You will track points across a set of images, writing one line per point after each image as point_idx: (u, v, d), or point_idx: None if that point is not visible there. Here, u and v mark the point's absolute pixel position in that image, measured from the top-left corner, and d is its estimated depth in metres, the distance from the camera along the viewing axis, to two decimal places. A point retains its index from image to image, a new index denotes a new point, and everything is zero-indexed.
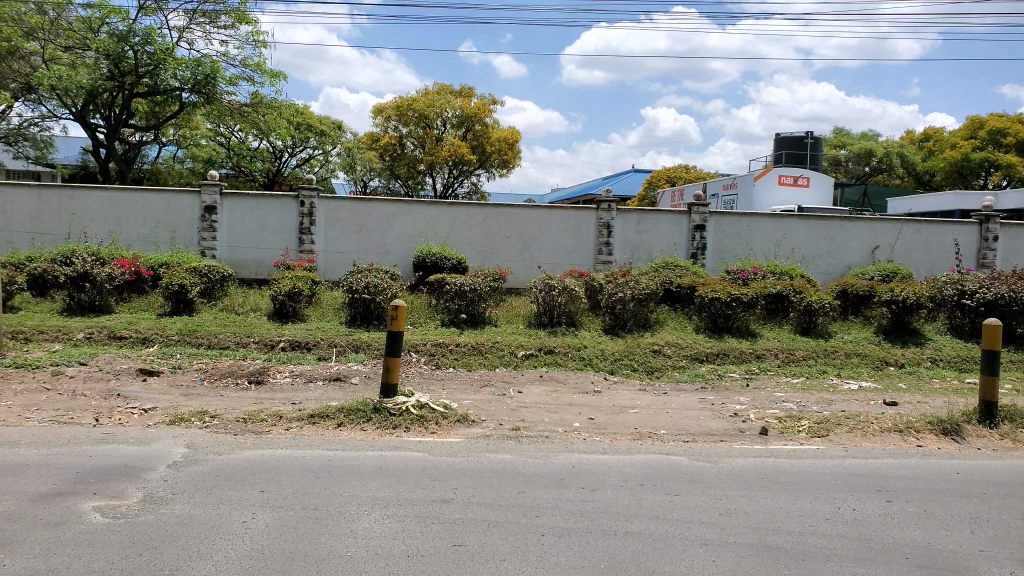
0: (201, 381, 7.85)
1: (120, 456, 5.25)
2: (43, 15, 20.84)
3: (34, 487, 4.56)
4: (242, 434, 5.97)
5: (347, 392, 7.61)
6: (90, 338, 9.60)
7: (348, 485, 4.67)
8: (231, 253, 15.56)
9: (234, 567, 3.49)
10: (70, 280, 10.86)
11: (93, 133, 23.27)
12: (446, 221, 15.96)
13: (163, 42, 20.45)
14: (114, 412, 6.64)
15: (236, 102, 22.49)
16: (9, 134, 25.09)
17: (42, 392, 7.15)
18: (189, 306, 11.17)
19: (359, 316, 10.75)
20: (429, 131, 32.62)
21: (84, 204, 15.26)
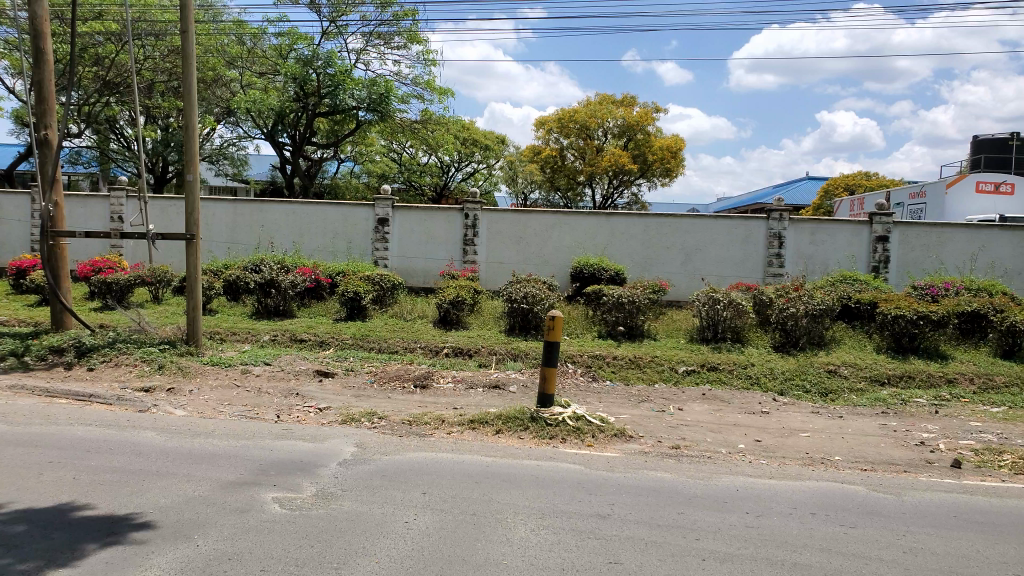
0: (371, 383, 8.26)
1: (297, 452, 5.63)
2: (241, 45, 23.19)
3: (224, 475, 4.98)
4: (407, 436, 6.21)
5: (506, 399, 7.72)
6: (274, 340, 10.39)
7: (506, 493, 4.71)
8: (401, 262, 16.33)
9: (397, 565, 3.61)
10: (259, 286, 11.80)
11: (281, 151, 25.40)
12: (606, 231, 15.86)
13: (342, 64, 21.88)
14: (293, 410, 7.13)
15: (407, 120, 23.61)
16: (212, 153, 27.93)
17: (233, 388, 7.83)
18: (362, 312, 11.81)
19: (517, 325, 10.89)
20: (590, 142, 32.72)
21: (272, 216, 16.62)
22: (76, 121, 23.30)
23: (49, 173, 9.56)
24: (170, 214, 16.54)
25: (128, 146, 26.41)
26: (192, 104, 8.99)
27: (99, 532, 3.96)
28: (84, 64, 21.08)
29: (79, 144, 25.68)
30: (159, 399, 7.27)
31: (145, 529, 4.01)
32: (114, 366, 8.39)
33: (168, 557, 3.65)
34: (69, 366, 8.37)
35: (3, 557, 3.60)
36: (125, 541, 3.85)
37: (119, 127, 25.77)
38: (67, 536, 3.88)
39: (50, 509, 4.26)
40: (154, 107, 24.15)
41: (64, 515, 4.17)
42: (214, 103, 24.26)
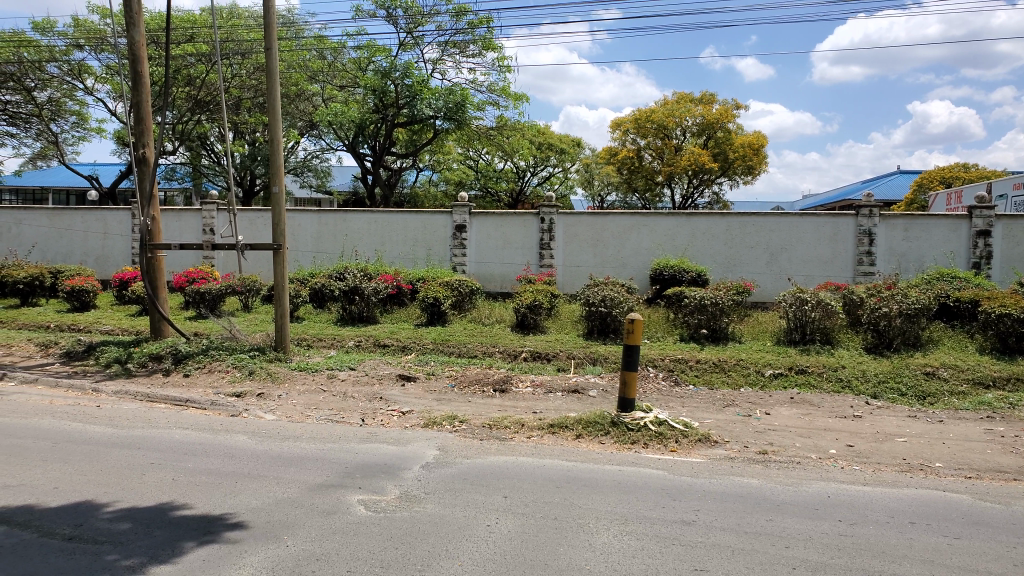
0: (452, 387, 8.35)
1: (381, 455, 5.73)
2: (322, 60, 23.92)
3: (311, 477, 5.12)
4: (488, 439, 6.25)
5: (586, 404, 7.67)
6: (358, 345, 10.64)
7: (587, 497, 4.67)
8: (479, 267, 16.48)
9: (480, 569, 3.62)
10: (343, 294, 12.12)
11: (362, 162, 26.06)
12: (686, 232, 15.59)
13: (419, 74, 22.26)
14: (377, 413, 7.28)
15: (483, 127, 23.81)
16: (296, 166, 28.89)
17: (320, 392, 8.05)
18: (442, 317, 11.96)
19: (596, 329, 10.81)
20: (668, 141, 32.27)
21: (354, 225, 17.04)
22: (170, 139, 24.56)
23: (147, 189, 10.04)
24: (258, 225, 17.18)
25: (218, 161, 27.63)
26: (277, 118, 9.31)
27: (196, 531, 4.12)
28: (178, 84, 22.27)
29: (174, 160, 27.03)
30: (250, 404, 7.54)
31: (239, 529, 4.16)
32: (208, 372, 8.76)
33: (259, 556, 3.77)
34: (167, 372, 8.78)
35: (110, 552, 3.80)
36: (220, 540, 4.00)
37: (209, 143, 26.98)
38: (167, 534, 4.07)
39: (152, 508, 4.47)
40: (242, 122, 25.21)
41: (165, 514, 4.37)
42: (298, 117, 25.18)
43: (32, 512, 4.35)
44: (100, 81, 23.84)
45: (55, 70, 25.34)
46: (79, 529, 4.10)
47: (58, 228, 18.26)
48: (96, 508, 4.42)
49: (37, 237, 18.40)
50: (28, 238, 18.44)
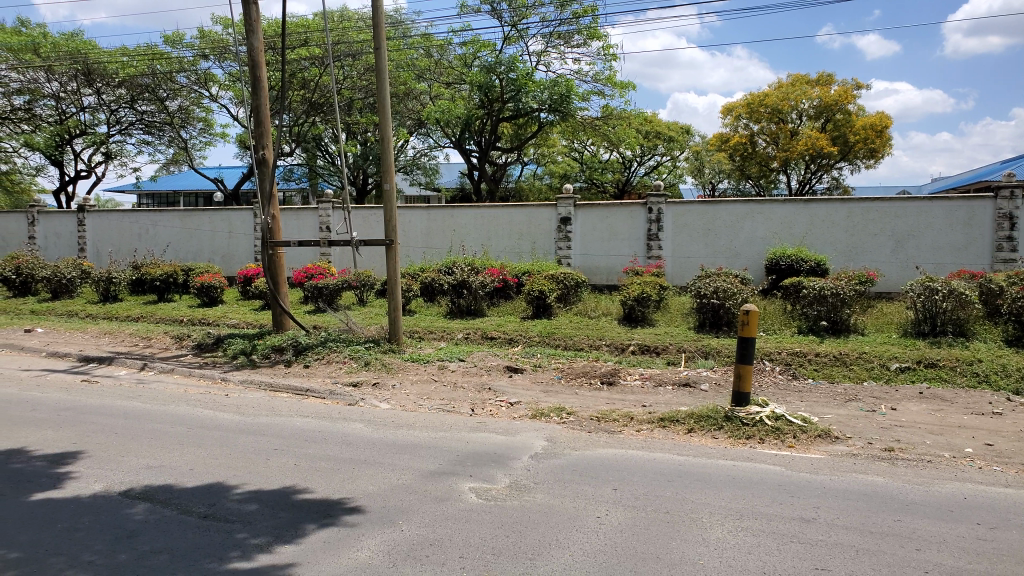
0: (559, 380, 8.36)
1: (492, 445, 5.80)
2: (429, 58, 24.45)
3: (424, 465, 5.24)
4: (597, 432, 6.21)
5: (697, 398, 7.48)
6: (467, 338, 10.82)
7: (700, 492, 4.56)
8: (585, 260, 16.40)
9: (590, 560, 3.60)
10: (451, 288, 12.33)
11: (468, 158, 26.48)
12: (803, 219, 14.96)
13: (524, 68, 22.29)
14: (486, 404, 7.38)
15: (588, 118, 23.64)
16: (406, 164, 29.70)
17: (431, 383, 8.25)
18: (548, 310, 11.97)
19: (708, 322, 10.53)
20: (783, 126, 31.00)
21: (462, 221, 17.32)
22: (288, 141, 25.84)
23: (267, 190, 10.55)
24: (370, 222, 17.76)
25: (333, 161, 28.72)
26: (387, 117, 9.56)
27: (317, 514, 4.31)
28: (293, 88, 23.57)
29: (292, 161, 28.40)
30: (365, 393, 7.82)
31: (357, 513, 4.31)
32: (326, 363, 9.13)
33: (376, 540, 3.90)
34: (289, 363, 9.23)
35: (240, 531, 4.03)
36: (340, 523, 4.17)
37: (324, 144, 28.14)
38: (291, 516, 4.27)
39: (277, 490, 4.71)
40: (353, 123, 26.18)
41: (288, 497, 4.59)
42: (406, 116, 25.96)
43: (171, 490, 4.68)
44: (224, 88, 25.24)
45: (184, 80, 26.98)
46: (212, 509, 4.37)
47: (189, 228, 19.51)
48: (227, 489, 4.70)
49: (171, 238, 19.73)
50: (163, 239, 19.80)
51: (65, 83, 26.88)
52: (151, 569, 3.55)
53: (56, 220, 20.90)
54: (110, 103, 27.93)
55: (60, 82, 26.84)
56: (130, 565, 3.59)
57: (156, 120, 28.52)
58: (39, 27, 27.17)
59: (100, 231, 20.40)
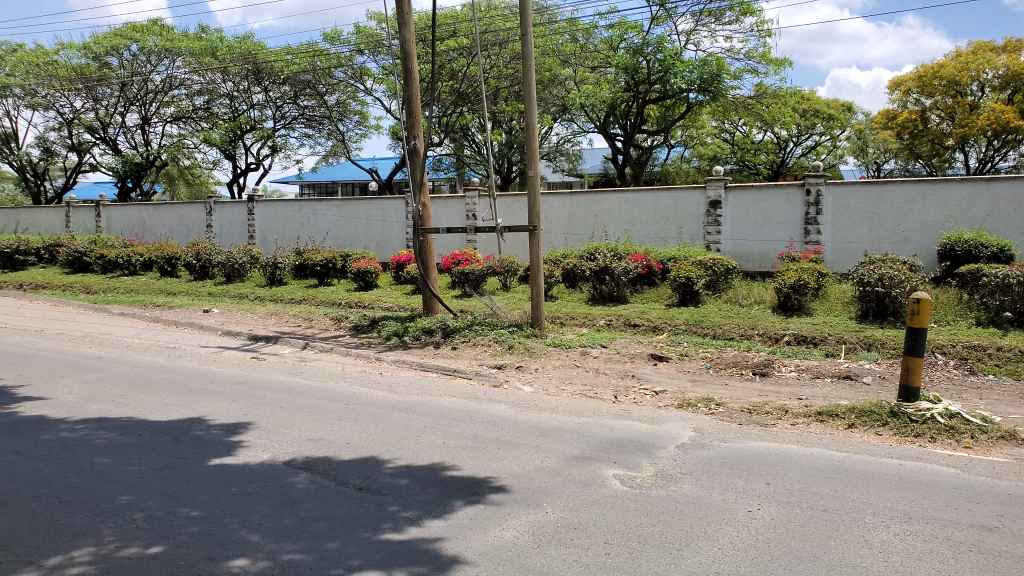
0: (707, 369, 8.12)
1: (637, 433, 5.72)
2: (574, 43, 24.38)
3: (569, 449, 5.24)
4: (748, 424, 5.97)
5: (858, 392, 7.02)
6: (610, 324, 10.73)
7: (863, 491, 4.28)
8: (735, 245, 15.83)
9: (741, 555, 3.47)
10: (595, 274, 12.27)
11: (613, 142, 26.26)
12: (984, 200, 13.62)
13: (672, 48, 21.72)
14: (630, 391, 7.29)
15: (740, 97, 22.69)
16: (549, 151, 29.95)
17: (574, 368, 8.25)
18: (695, 298, 11.65)
19: (872, 311, 9.84)
20: (960, 99, 28.31)
21: (606, 206, 17.16)
22: (437, 131, 26.74)
23: (418, 178, 10.92)
24: (515, 209, 17.98)
25: (479, 150, 29.32)
26: (532, 103, 9.59)
27: (464, 491, 4.42)
28: (442, 79, 24.37)
29: (440, 151, 29.33)
30: (509, 375, 7.95)
31: (502, 492, 4.38)
32: (472, 346, 9.35)
33: (521, 520, 3.95)
34: (438, 345, 9.53)
35: (392, 504, 4.21)
36: (486, 501, 4.25)
37: (471, 133, 28.85)
38: (440, 492, 4.40)
39: (426, 466, 4.87)
40: (500, 112, 26.63)
41: (437, 473, 4.74)
42: (550, 102, 26.15)
43: (330, 462, 4.96)
44: (377, 82, 26.42)
45: (341, 75, 28.24)
46: (367, 481, 4.59)
47: (346, 216, 20.58)
48: (380, 463, 4.93)
49: (330, 225, 20.90)
50: (323, 226, 21.00)
51: (238, 83, 29.18)
52: (311, 534, 3.78)
53: (229, 209, 22.70)
54: (276, 99, 30.00)
55: (233, 82, 29.17)
56: (294, 530, 3.84)
57: (316, 114, 30.30)
58: (216, 32, 29.58)
59: (267, 220, 21.94)
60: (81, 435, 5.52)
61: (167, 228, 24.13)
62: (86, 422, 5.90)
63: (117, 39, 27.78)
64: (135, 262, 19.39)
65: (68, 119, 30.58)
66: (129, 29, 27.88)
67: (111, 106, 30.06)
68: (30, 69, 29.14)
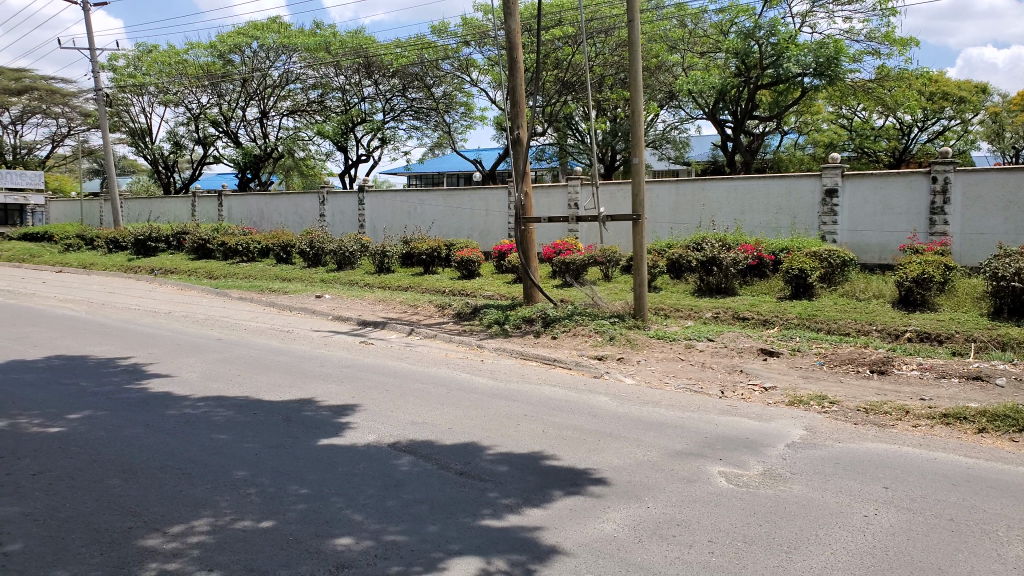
0: (820, 365, 7.74)
1: (744, 430, 5.51)
2: (683, 28, 23.82)
3: (672, 444, 5.11)
4: (863, 425, 5.65)
5: (990, 395, 6.52)
6: (716, 317, 10.44)
7: (994, 502, 3.96)
8: (853, 236, 15.03)
9: (857, 562, 3.27)
10: (701, 264, 11.96)
11: (723, 129, 25.51)
12: None
13: (786, 30, 20.82)
14: (737, 387, 7.05)
15: (860, 80, 21.52)
16: (655, 139, 29.45)
17: (678, 361, 8.06)
18: (808, 291, 11.15)
19: (1006, 307, 9.14)
20: None
21: (714, 194, 16.66)
22: (541, 121, 26.79)
23: (521, 168, 10.93)
24: (618, 198, 17.73)
25: (582, 139, 29.16)
26: (638, 90, 9.40)
27: (564, 481, 4.39)
28: (547, 69, 24.40)
29: (544, 140, 29.33)
30: (611, 367, 7.85)
31: (602, 484, 4.33)
32: (573, 335, 9.29)
33: (621, 514, 3.88)
34: (538, 334, 9.53)
35: (492, 490, 4.22)
36: (586, 492, 4.20)
37: (575, 122, 28.76)
38: (540, 480, 4.39)
39: (527, 455, 4.87)
40: (604, 100, 26.35)
41: (538, 462, 4.73)
42: (658, 89, 25.63)
43: (433, 446, 5.04)
44: (483, 74, 26.70)
45: (448, 67, 28.59)
46: (468, 467, 4.63)
47: (451, 206, 20.89)
48: (481, 449, 4.96)
49: (435, 215, 21.27)
50: (429, 216, 21.40)
51: (350, 77, 30.18)
52: (414, 517, 3.85)
53: (340, 199, 23.51)
54: (385, 93, 30.79)
55: (345, 75, 30.19)
56: (398, 511, 3.91)
57: (423, 107, 30.91)
58: (329, 28, 30.61)
59: (376, 210, 22.57)
60: (202, 412, 5.84)
61: (283, 217, 25.22)
62: (207, 400, 6.24)
63: (239, 38, 29.27)
64: (253, 250, 20.35)
65: (195, 114, 32.47)
66: (250, 27, 29.29)
67: (233, 102, 31.66)
68: (162, 68, 31.15)
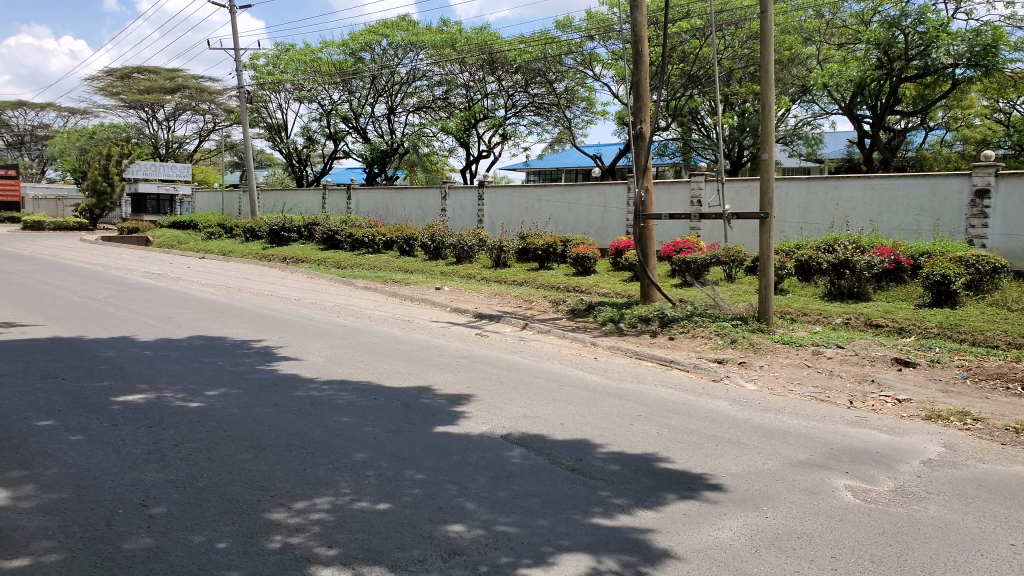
0: (963, 379, 7.19)
1: (875, 443, 5.19)
2: (819, 19, 22.84)
3: (794, 454, 4.89)
4: (1011, 446, 5.19)
5: None
6: (847, 323, 9.92)
7: None
8: (1006, 241, 13.71)
9: None
10: (832, 267, 11.39)
11: (860, 125, 24.19)
12: None
13: (937, 18, 19.45)
14: (867, 397, 6.67)
15: (1019, 71, 19.81)
16: (785, 134, 28.28)
17: (804, 367, 7.71)
18: (952, 299, 10.37)
19: None
20: None
21: (848, 193, 15.81)
22: (664, 116, 26.37)
23: (643, 163, 10.77)
24: (745, 195, 17.14)
25: (707, 134, 28.52)
26: (768, 83, 9.03)
27: (678, 485, 4.28)
28: (673, 62, 23.99)
29: (667, 136, 28.86)
30: (731, 371, 7.61)
31: (718, 490, 4.19)
32: (691, 337, 9.08)
33: (739, 522, 3.74)
34: (654, 334, 9.37)
35: (603, 489, 4.18)
36: (700, 497, 4.08)
37: (700, 116, 28.17)
38: (652, 482, 4.30)
39: (640, 455, 4.78)
40: (732, 94, 25.66)
41: (651, 464, 4.64)
42: (790, 83, 24.61)
43: (545, 440, 5.04)
44: (606, 68, 26.57)
45: (571, 62, 28.54)
46: (580, 463, 4.60)
47: (570, 202, 20.86)
48: (593, 447, 4.92)
49: (553, 211, 21.30)
50: (546, 212, 21.46)
51: (474, 74, 30.75)
52: (525, 509, 3.86)
53: (461, 195, 23.97)
54: (508, 89, 31.14)
55: (470, 72, 30.82)
56: (509, 503, 3.94)
57: (545, 102, 30.99)
58: (456, 25, 31.23)
59: (495, 205, 22.85)
60: (326, 394, 6.10)
61: (406, 212, 25.99)
62: (331, 383, 6.52)
63: (370, 36, 30.43)
64: (378, 241, 21.09)
65: (327, 110, 34.00)
66: (381, 26, 30.35)
67: (363, 98, 32.92)
68: (299, 67, 32.84)
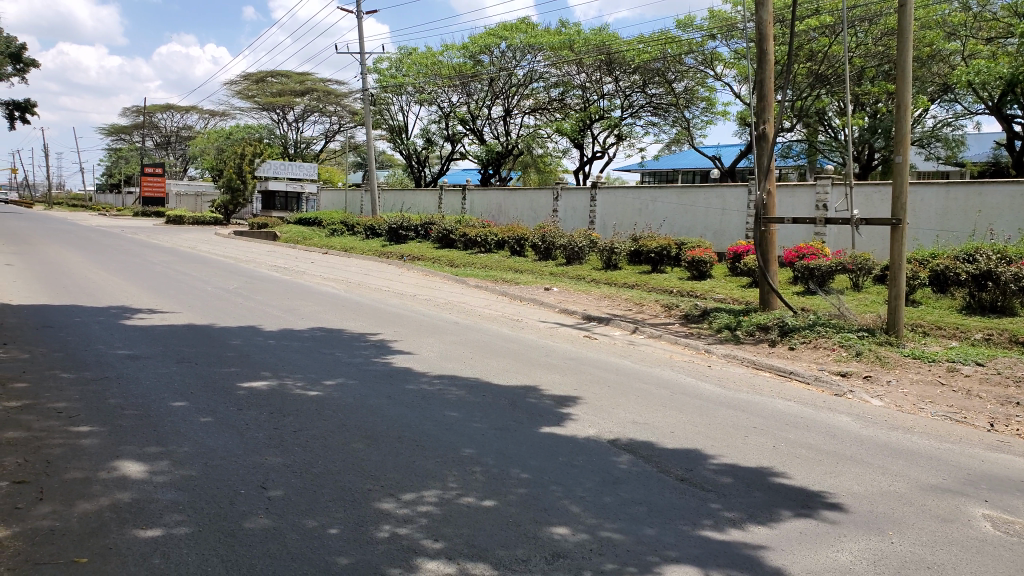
0: None
1: (1017, 471, 4.76)
2: (965, 12, 21.37)
3: (925, 477, 4.55)
4: None
5: None
6: (988, 339, 9.18)
7: None
8: None
9: None
10: (972, 278, 10.57)
11: (1009, 125, 22.50)
12: None
13: None
14: (1011, 420, 6.12)
15: None
16: (921, 136, 26.59)
17: (937, 385, 7.18)
18: None
19: None
20: None
21: (993, 200, 14.64)
22: (789, 116, 25.41)
23: (765, 164, 10.33)
24: (875, 200, 16.22)
25: (835, 136, 27.26)
26: (905, 82, 8.45)
27: (794, 501, 4.07)
28: (800, 61, 23.03)
29: (792, 137, 27.74)
30: (855, 385, 7.18)
31: (838, 510, 3.95)
32: (812, 348, 8.65)
33: (860, 545, 3.51)
34: (773, 343, 9.01)
35: (714, 501, 4.03)
36: (819, 516, 3.86)
37: (827, 117, 26.96)
38: (766, 497, 4.11)
39: (753, 469, 4.58)
40: (863, 94, 24.48)
41: (765, 478, 4.44)
42: (930, 81, 23.28)
43: (654, 448, 4.92)
44: (728, 67, 25.88)
45: (691, 62, 27.91)
46: (690, 473, 4.46)
47: (685, 205, 20.42)
48: (704, 458, 4.76)
49: (667, 213, 20.90)
50: (660, 214, 21.08)
51: (591, 74, 30.64)
52: (631, 516, 3.77)
53: (574, 196, 23.91)
54: (625, 89, 30.81)
55: (587, 73, 30.74)
56: (615, 508, 3.86)
57: (663, 102, 30.44)
58: (574, 25, 31.19)
59: (607, 206, 22.64)
60: (437, 389, 6.21)
61: (518, 212, 26.19)
62: (441, 378, 6.63)
63: (490, 38, 30.83)
64: (490, 241, 21.35)
65: (446, 112, 34.76)
66: (500, 28, 30.74)
67: (481, 100, 33.42)
68: (420, 69, 33.77)
